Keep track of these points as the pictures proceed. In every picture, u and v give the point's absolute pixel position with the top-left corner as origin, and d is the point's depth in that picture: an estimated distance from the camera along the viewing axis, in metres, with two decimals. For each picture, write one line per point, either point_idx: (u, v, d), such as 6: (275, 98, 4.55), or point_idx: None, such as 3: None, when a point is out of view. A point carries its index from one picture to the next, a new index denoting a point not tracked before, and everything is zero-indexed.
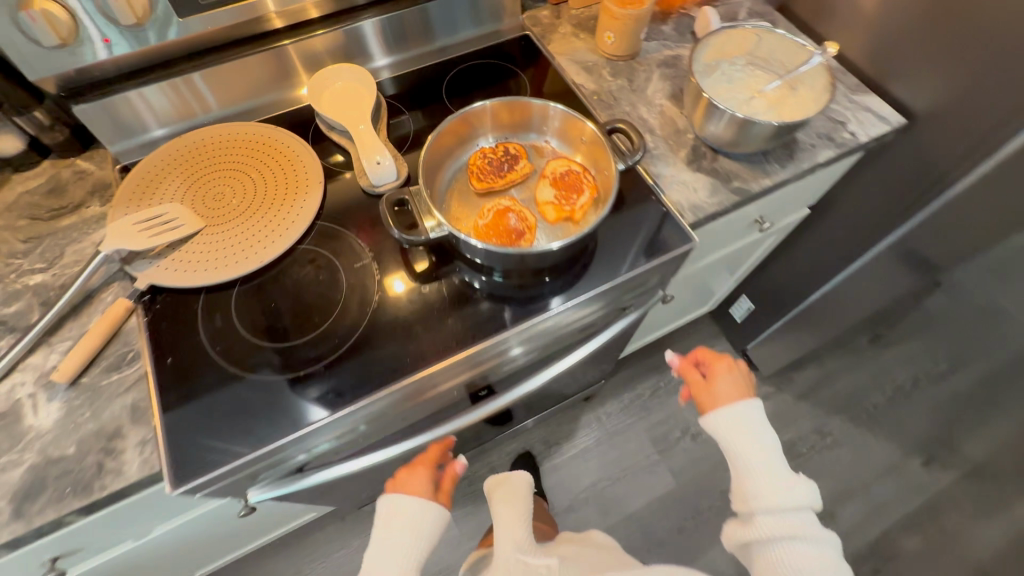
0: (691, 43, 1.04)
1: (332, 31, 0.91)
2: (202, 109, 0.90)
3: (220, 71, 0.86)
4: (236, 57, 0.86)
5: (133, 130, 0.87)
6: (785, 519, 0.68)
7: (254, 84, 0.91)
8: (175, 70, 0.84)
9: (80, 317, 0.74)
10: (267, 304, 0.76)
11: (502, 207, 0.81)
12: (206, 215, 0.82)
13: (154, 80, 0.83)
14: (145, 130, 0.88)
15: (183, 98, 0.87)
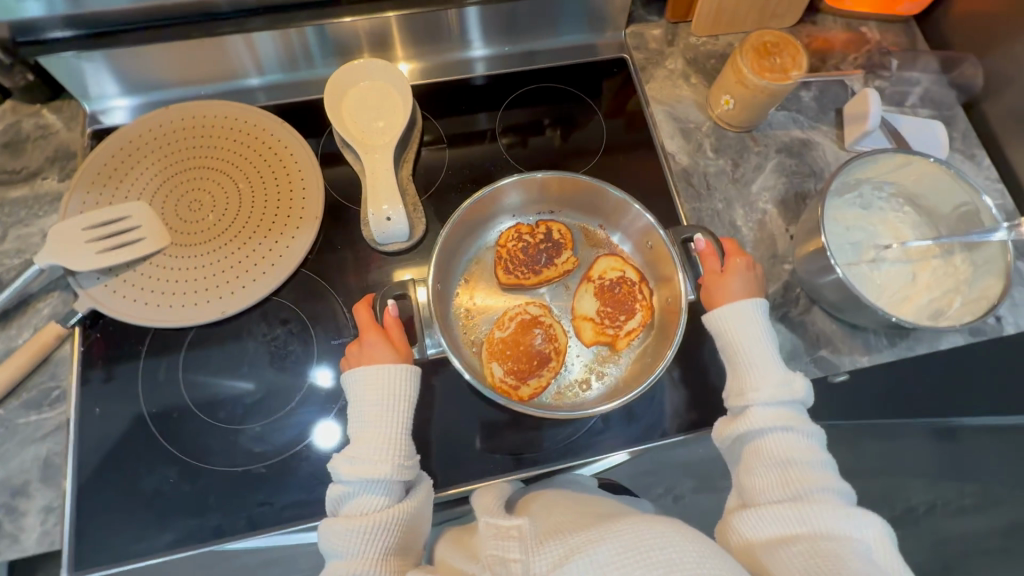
0: (831, 126, 0.79)
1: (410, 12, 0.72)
2: (233, 76, 0.74)
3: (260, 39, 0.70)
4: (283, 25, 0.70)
5: (137, 86, 0.72)
6: (782, 408, 0.51)
7: (267, 63, 0.74)
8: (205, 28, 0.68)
9: (11, 327, 0.64)
10: (223, 366, 0.64)
11: (529, 317, 0.66)
12: (176, 227, 0.68)
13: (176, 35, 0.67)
14: (161, 88, 0.73)
15: (178, 62, 0.71)
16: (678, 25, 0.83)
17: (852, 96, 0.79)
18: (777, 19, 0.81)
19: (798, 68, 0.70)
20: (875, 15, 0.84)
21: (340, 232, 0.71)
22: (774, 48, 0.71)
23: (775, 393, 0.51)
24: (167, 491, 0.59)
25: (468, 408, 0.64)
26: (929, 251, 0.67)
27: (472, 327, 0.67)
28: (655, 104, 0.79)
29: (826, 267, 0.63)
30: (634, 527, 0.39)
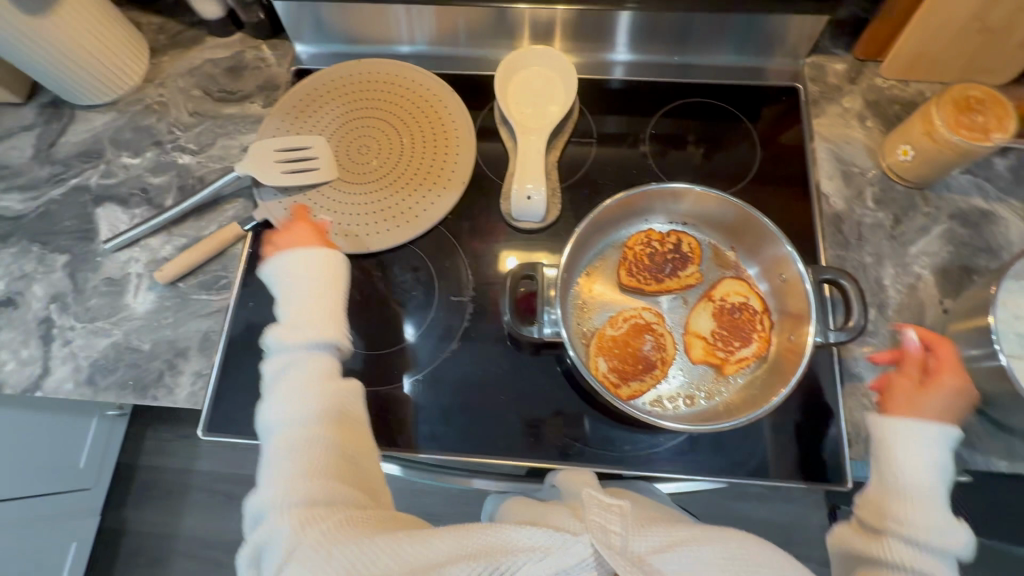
0: (1022, 202, 0.70)
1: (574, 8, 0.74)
2: (402, 41, 0.82)
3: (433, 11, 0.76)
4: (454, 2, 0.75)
5: (325, 37, 0.82)
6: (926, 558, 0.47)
7: (436, 33, 0.80)
8: None
9: (203, 218, 0.76)
10: (355, 294, 0.72)
11: (643, 321, 0.66)
12: (344, 165, 0.76)
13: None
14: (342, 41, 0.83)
15: (364, 22, 0.79)
16: (865, 63, 0.79)
17: None
18: (985, 75, 0.74)
19: (1002, 131, 0.63)
20: None
21: (480, 201, 0.76)
22: (978, 104, 0.64)
23: (929, 540, 0.48)
24: None
25: (560, 392, 0.67)
26: None
27: (584, 318, 0.68)
28: (819, 140, 0.76)
29: (984, 351, 0.57)
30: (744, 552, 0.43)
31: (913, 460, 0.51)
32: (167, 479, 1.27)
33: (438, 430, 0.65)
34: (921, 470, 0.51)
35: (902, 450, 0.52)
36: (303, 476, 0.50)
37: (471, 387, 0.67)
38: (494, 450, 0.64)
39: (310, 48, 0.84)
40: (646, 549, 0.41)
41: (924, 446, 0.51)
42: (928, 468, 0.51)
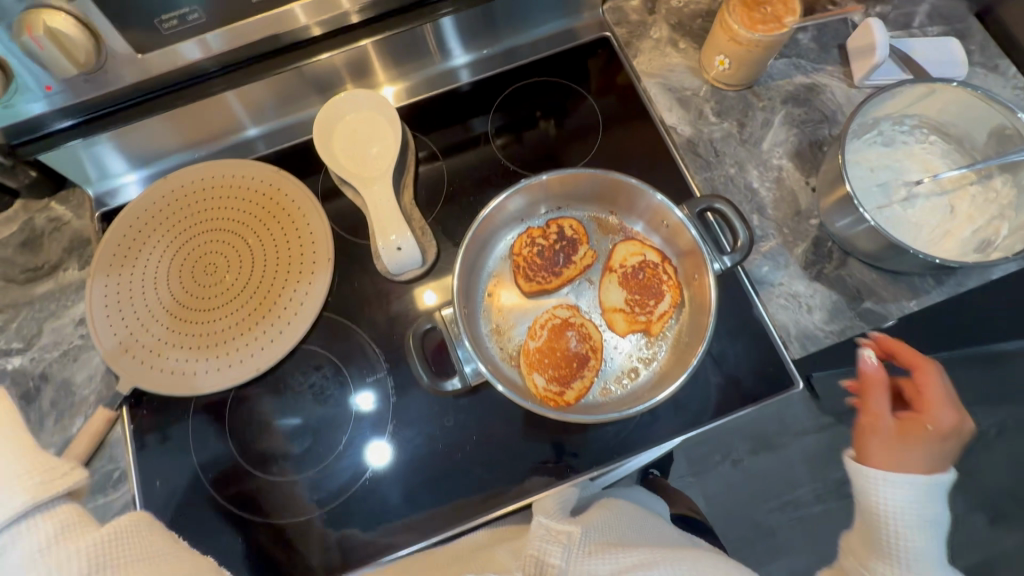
0: (836, 64, 0.74)
1: (386, 35, 0.70)
2: (226, 130, 0.75)
3: (244, 91, 0.70)
4: (263, 75, 0.69)
5: (139, 159, 0.74)
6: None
7: (259, 110, 0.74)
8: (190, 93, 0.68)
9: (63, 417, 0.66)
10: (268, 422, 0.65)
11: (560, 320, 0.65)
12: (196, 294, 0.69)
13: (165, 107, 0.68)
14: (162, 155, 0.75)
15: (173, 129, 0.72)
16: None
17: (853, 28, 0.74)
18: None
19: (791, 13, 0.66)
20: None
21: (355, 269, 0.71)
22: None
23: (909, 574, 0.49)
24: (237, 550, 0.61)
25: (512, 421, 0.64)
26: (965, 179, 0.63)
27: (504, 340, 0.66)
28: (646, 78, 0.76)
29: (857, 216, 0.60)
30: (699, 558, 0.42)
31: (887, 502, 0.51)
32: None
33: (409, 517, 0.61)
34: (921, 513, 0.50)
35: (885, 500, 0.51)
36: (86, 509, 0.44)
37: (423, 460, 0.63)
38: (471, 511, 0.61)
39: (123, 178, 0.75)
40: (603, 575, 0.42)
41: (905, 497, 0.51)
42: (919, 506, 0.51)
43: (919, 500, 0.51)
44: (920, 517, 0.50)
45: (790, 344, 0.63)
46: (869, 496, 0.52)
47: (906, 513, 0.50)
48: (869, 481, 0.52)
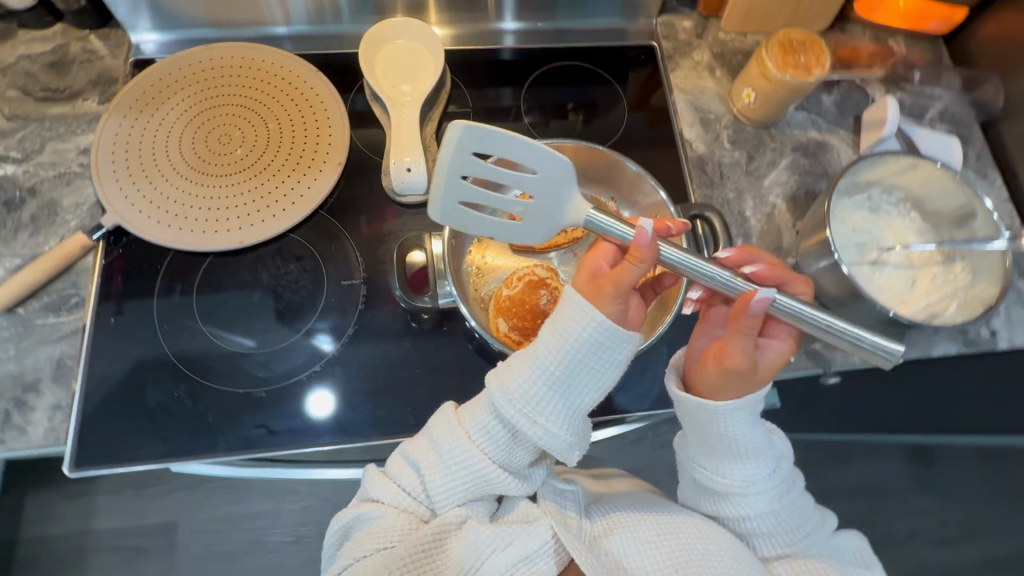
0: (849, 131, 0.80)
1: None
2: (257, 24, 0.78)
3: None
4: None
5: (167, 23, 0.76)
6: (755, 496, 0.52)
7: (295, 14, 0.77)
8: None
9: (39, 233, 0.66)
10: (238, 294, 0.68)
11: (537, 277, 0.68)
12: (206, 158, 0.71)
13: None
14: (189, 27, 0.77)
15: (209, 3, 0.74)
16: (710, 19, 0.85)
17: (872, 104, 0.80)
18: (807, 22, 0.83)
19: (821, 67, 0.72)
20: (903, 30, 0.85)
21: (361, 181, 0.73)
22: (799, 46, 0.73)
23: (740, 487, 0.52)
24: (169, 404, 0.62)
25: (467, 359, 0.67)
26: (931, 258, 0.68)
27: (480, 284, 0.70)
28: (678, 92, 0.81)
29: (828, 260, 0.64)
30: (665, 512, 0.53)
31: (729, 430, 0.50)
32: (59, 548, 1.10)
33: (342, 418, 0.63)
34: (747, 437, 0.51)
35: (725, 426, 0.50)
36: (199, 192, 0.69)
37: (373, 370, 0.65)
38: (405, 429, 0.63)
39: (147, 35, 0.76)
40: (597, 531, 0.52)
41: (730, 418, 0.50)
42: (739, 425, 0.50)
43: (755, 429, 0.51)
44: (755, 448, 0.51)
45: None
46: (716, 425, 0.50)
47: (763, 450, 0.52)
48: (720, 413, 0.49)
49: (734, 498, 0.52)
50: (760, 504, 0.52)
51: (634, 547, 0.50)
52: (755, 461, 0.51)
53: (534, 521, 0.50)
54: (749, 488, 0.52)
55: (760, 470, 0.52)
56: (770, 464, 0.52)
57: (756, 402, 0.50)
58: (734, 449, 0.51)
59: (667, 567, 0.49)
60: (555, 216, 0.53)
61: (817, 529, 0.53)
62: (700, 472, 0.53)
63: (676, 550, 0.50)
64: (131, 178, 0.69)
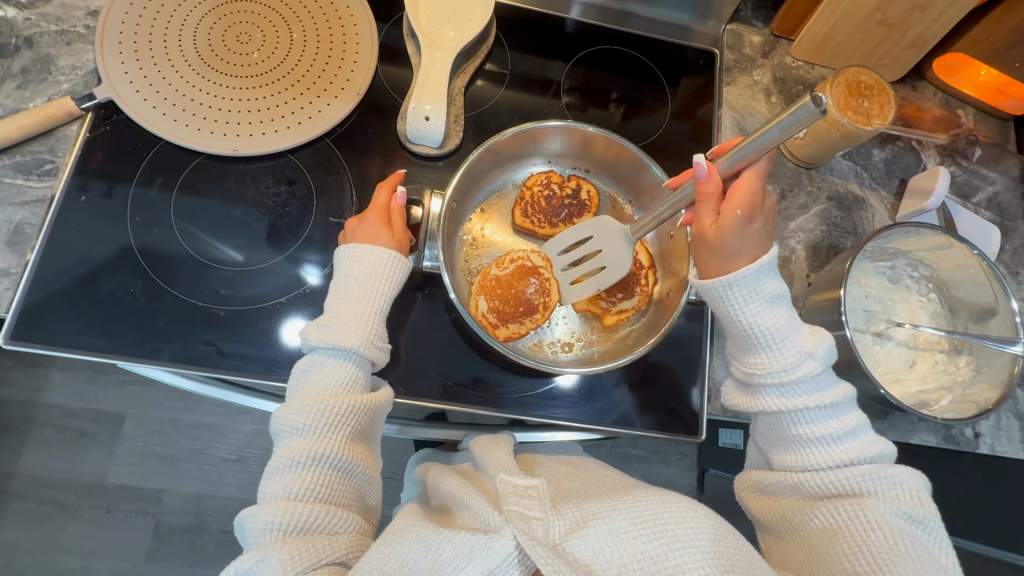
0: (891, 193, 0.76)
1: None
2: None
3: None
4: None
5: None
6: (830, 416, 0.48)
7: None
8: None
9: (26, 88, 0.63)
10: (219, 204, 0.64)
11: (530, 265, 0.64)
12: (219, 53, 0.66)
13: None
14: None
15: None
16: (780, 40, 0.80)
17: (922, 171, 0.75)
18: (881, 68, 0.77)
19: (881, 118, 0.67)
20: (975, 101, 0.80)
21: (375, 118, 0.69)
22: (866, 90, 0.68)
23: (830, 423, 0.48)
24: (122, 298, 0.59)
25: (439, 329, 0.64)
26: (938, 343, 0.65)
27: (472, 257, 0.66)
28: (726, 108, 0.77)
29: (834, 321, 0.61)
30: (638, 502, 0.44)
31: (749, 316, 0.49)
32: (3, 411, 1.09)
33: (295, 356, 0.60)
34: (774, 311, 0.48)
35: (737, 306, 0.49)
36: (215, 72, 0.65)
37: None
38: None
39: None
40: (562, 533, 0.43)
41: (750, 291, 0.48)
42: (763, 313, 0.48)
43: (793, 334, 0.48)
44: (793, 353, 0.48)
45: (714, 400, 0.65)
46: (719, 305, 0.50)
47: (807, 362, 0.48)
48: (710, 293, 0.50)
49: (775, 405, 0.49)
50: (807, 421, 0.48)
51: (609, 544, 0.42)
52: (801, 367, 0.48)
53: (496, 531, 0.45)
54: (798, 400, 0.48)
55: (807, 392, 0.48)
56: (815, 388, 0.48)
57: (761, 278, 0.48)
58: (772, 342, 0.48)
59: (649, 550, 0.41)
60: (619, 258, 0.61)
61: (872, 454, 0.47)
62: (741, 369, 0.51)
63: (655, 538, 0.41)
64: (136, 55, 0.64)
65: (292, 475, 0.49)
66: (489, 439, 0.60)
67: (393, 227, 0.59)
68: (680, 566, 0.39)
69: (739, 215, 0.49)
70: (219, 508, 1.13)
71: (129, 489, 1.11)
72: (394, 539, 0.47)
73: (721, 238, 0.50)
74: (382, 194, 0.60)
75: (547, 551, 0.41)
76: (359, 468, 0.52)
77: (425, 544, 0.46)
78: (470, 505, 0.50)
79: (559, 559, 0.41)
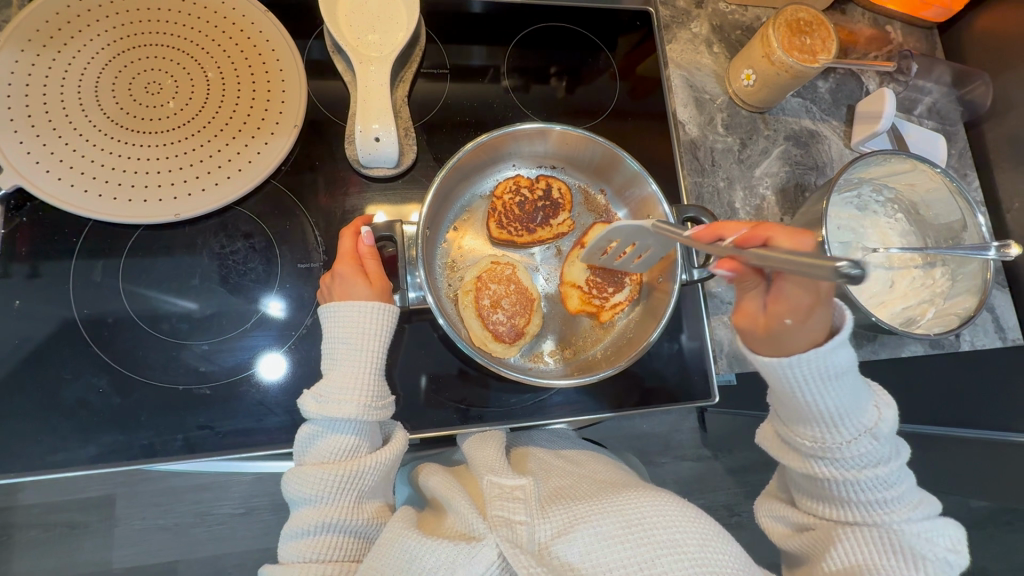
0: (843, 121, 0.77)
1: None
2: None
3: None
4: None
5: None
6: (888, 475, 0.45)
7: None
8: None
9: None
10: (170, 276, 0.59)
11: (547, 194, 0.66)
12: (130, 110, 0.60)
13: None
14: None
15: None
16: None
17: (866, 94, 0.77)
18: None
19: (825, 52, 0.67)
20: (901, 15, 0.82)
21: (321, 148, 0.64)
22: (806, 27, 0.68)
23: (878, 484, 0.45)
24: (92, 401, 0.55)
25: (441, 354, 0.62)
26: (912, 260, 0.68)
27: (454, 277, 0.64)
28: (673, 67, 0.76)
29: None
30: (625, 505, 0.46)
31: (810, 400, 0.43)
32: None
33: (298, 415, 0.57)
34: (842, 393, 0.43)
35: (806, 386, 0.43)
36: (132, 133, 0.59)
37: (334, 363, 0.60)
38: None
39: None
40: (549, 536, 0.45)
41: (820, 371, 0.42)
42: (832, 397, 0.43)
43: (861, 411, 0.44)
44: (857, 428, 0.44)
45: (719, 359, 0.68)
46: (776, 381, 0.44)
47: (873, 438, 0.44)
48: (771, 369, 0.43)
49: (822, 475, 0.45)
50: (851, 486, 0.45)
51: (597, 549, 0.43)
52: (863, 444, 0.44)
53: (479, 539, 0.45)
54: (852, 471, 0.45)
55: (860, 465, 0.44)
56: (878, 459, 0.45)
57: (829, 360, 0.42)
58: (835, 419, 0.44)
59: (634, 558, 0.42)
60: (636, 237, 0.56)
61: (916, 517, 0.45)
62: (788, 432, 0.47)
63: (642, 542, 0.43)
64: (34, 129, 0.57)
65: (303, 544, 0.49)
66: (480, 434, 0.60)
67: (365, 276, 0.54)
68: (665, 570, 0.41)
69: (785, 325, 0.43)
70: (239, 564, 1.09)
71: (139, 569, 1.06)
72: (381, 555, 0.47)
73: (767, 341, 0.45)
74: (345, 243, 0.55)
75: (527, 558, 0.42)
76: (378, 529, 0.51)
77: (409, 559, 0.45)
78: (455, 511, 0.49)
79: (541, 565, 0.42)
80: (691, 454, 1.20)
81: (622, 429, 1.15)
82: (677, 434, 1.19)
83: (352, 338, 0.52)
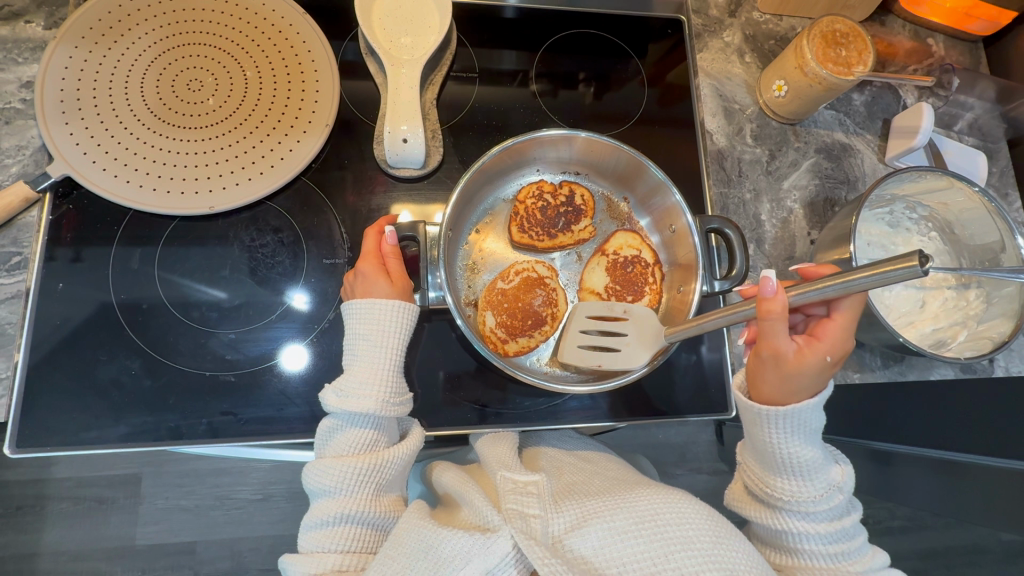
0: (878, 134, 0.75)
1: None
2: None
3: None
4: None
5: None
6: (842, 526, 0.48)
7: None
8: None
9: None
10: (202, 266, 0.61)
11: (568, 201, 0.67)
12: (172, 106, 0.62)
13: None
14: None
15: None
16: None
17: (903, 108, 0.75)
18: (848, 10, 0.75)
19: (862, 63, 0.66)
20: (944, 28, 0.79)
21: (350, 147, 0.66)
22: (842, 39, 0.67)
23: (834, 535, 0.48)
24: (125, 382, 0.57)
25: (457, 353, 0.63)
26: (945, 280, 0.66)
27: (473, 280, 0.65)
28: (703, 76, 0.75)
29: None
30: (638, 501, 0.46)
31: (789, 450, 0.47)
32: (13, 493, 1.05)
33: (317, 406, 0.59)
34: (803, 449, 0.47)
35: (779, 438, 0.47)
36: (174, 128, 0.62)
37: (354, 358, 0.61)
38: None
39: None
40: (563, 530, 0.45)
41: (794, 428, 0.47)
42: (806, 448, 0.47)
43: (820, 468, 0.48)
44: (820, 484, 0.48)
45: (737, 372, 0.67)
46: (759, 429, 0.48)
47: (836, 494, 0.48)
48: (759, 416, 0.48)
49: (794, 527, 0.48)
50: (816, 536, 0.48)
51: (610, 543, 0.43)
52: (829, 499, 0.48)
53: (495, 530, 0.45)
54: (815, 524, 0.48)
55: (824, 518, 0.48)
56: (837, 513, 0.48)
57: (814, 414, 0.47)
58: (803, 473, 0.48)
59: (648, 553, 0.42)
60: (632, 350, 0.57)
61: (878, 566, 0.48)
62: (759, 484, 0.50)
63: (656, 539, 0.43)
64: (84, 122, 0.60)
65: (324, 532, 0.50)
66: (492, 434, 0.60)
67: (382, 274, 0.55)
68: (679, 567, 0.41)
69: (823, 361, 0.47)
70: (254, 547, 1.11)
71: (159, 547, 1.09)
72: (397, 544, 0.48)
73: (793, 373, 0.46)
74: (369, 241, 0.56)
75: (542, 549, 0.42)
76: (393, 522, 0.53)
77: (427, 547, 0.46)
78: (470, 502, 0.50)
79: (556, 558, 0.42)
80: (706, 466, 1.18)
81: (637, 438, 1.14)
82: (693, 446, 1.18)
83: (371, 332, 0.53)
